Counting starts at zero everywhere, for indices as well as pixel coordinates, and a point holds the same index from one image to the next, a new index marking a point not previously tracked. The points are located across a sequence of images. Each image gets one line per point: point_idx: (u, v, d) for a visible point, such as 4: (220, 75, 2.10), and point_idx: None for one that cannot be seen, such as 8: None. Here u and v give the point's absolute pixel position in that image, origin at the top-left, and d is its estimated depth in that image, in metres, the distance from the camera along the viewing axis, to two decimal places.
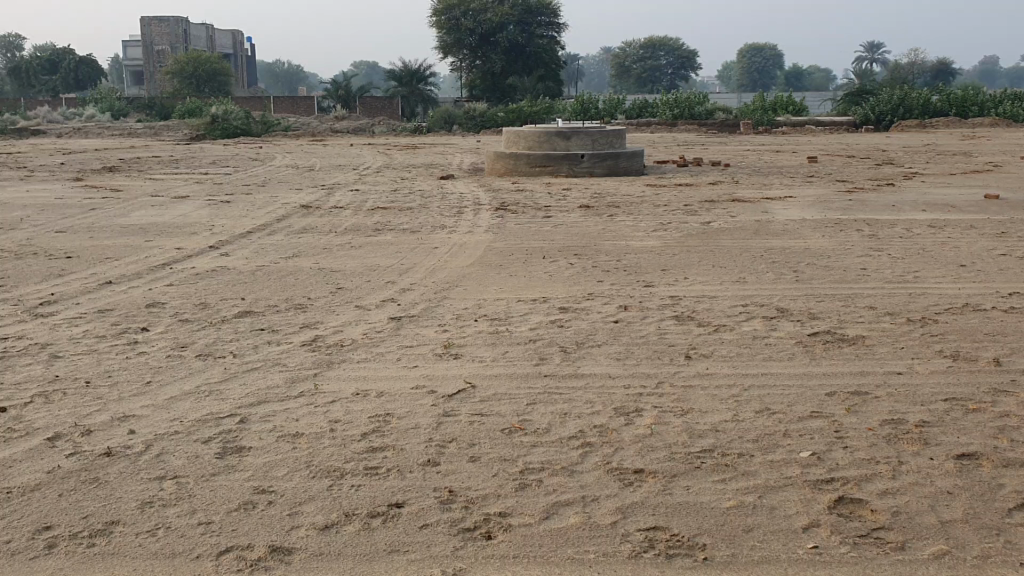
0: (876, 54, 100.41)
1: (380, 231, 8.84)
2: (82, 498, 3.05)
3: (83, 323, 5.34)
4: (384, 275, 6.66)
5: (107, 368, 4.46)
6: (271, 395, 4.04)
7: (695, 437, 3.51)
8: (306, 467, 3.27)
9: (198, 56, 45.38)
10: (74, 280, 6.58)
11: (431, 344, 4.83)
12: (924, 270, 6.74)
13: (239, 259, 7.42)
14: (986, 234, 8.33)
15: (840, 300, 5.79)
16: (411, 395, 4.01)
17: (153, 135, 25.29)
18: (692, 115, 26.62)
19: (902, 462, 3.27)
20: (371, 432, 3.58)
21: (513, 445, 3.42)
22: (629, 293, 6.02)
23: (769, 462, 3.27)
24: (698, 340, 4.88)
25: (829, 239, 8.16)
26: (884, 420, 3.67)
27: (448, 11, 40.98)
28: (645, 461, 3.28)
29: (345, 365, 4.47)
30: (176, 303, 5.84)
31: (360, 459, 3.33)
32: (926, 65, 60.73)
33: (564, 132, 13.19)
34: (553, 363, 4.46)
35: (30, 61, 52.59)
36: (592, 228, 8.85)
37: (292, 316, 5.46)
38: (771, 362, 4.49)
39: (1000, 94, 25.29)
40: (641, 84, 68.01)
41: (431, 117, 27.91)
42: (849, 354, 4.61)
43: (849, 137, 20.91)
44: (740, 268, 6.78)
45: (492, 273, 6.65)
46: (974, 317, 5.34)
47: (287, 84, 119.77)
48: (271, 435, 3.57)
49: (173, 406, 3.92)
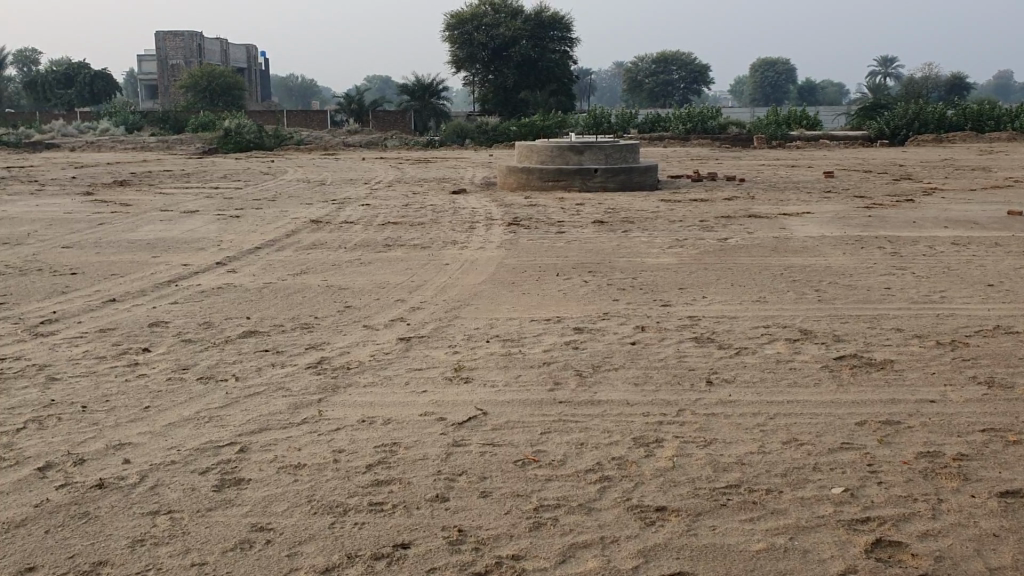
0: (892, 69, 101.11)
1: (390, 246, 8.69)
2: (70, 534, 2.88)
3: (83, 343, 5.19)
4: (393, 293, 6.51)
5: (105, 392, 4.29)
6: (273, 422, 3.86)
7: (719, 471, 3.31)
8: (307, 502, 3.09)
9: (211, 71, 45.58)
10: (78, 297, 6.43)
11: (441, 366, 4.65)
12: (951, 290, 6.52)
13: (246, 275, 7.28)
14: (1012, 253, 8.11)
15: (865, 322, 5.59)
16: (419, 422, 3.83)
17: (165, 149, 25.27)
18: (705, 129, 26.40)
19: (942, 500, 3.07)
20: (377, 463, 3.40)
21: (527, 479, 3.24)
22: (645, 313, 5.83)
23: (800, 500, 3.08)
24: (719, 364, 4.68)
25: (851, 257, 7.95)
26: (920, 453, 3.47)
27: (460, 26, 40.95)
28: (667, 498, 3.09)
29: (351, 389, 4.29)
30: (180, 321, 5.69)
31: (364, 493, 3.15)
32: (941, 79, 60.38)
33: (577, 146, 13.03)
34: (568, 388, 4.27)
35: (46, 75, 52.93)
36: (606, 245, 8.64)
37: (299, 336, 5.29)
38: (797, 388, 4.28)
39: (1017, 108, 24.96)
40: (654, 98, 67.90)
41: (443, 130, 27.83)
42: (877, 380, 4.40)
43: (865, 153, 20.67)
44: (760, 288, 6.58)
45: (504, 292, 6.48)
46: (1006, 340, 5.13)
47: (301, 99, 119.90)
48: (272, 466, 3.39)
49: (171, 434, 3.75)
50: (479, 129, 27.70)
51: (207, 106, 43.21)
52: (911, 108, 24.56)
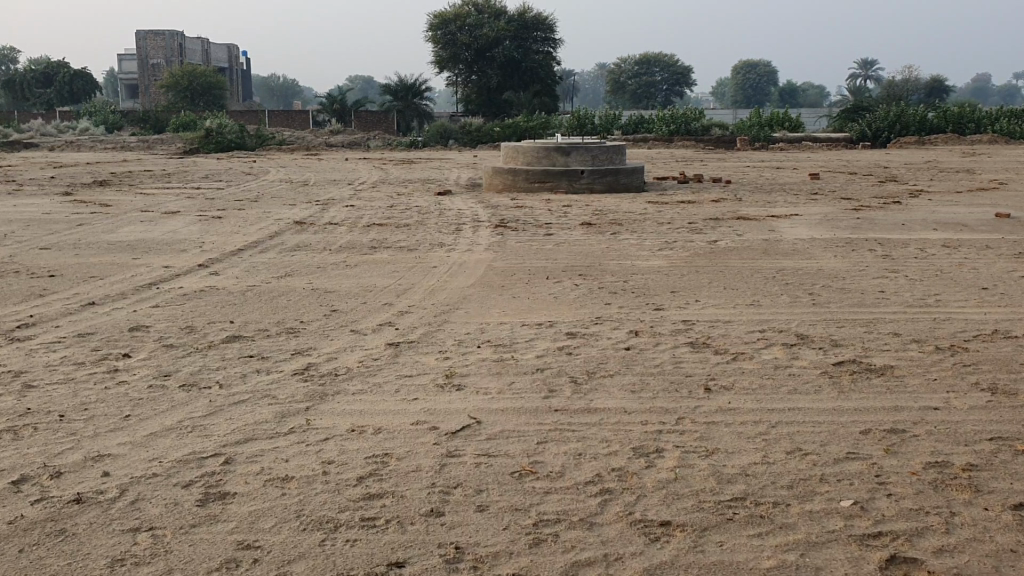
0: (871, 70, 101.94)
1: (376, 248, 8.54)
2: (45, 554, 2.74)
3: (61, 348, 5.03)
4: (381, 296, 6.37)
5: (83, 400, 4.13)
6: (259, 431, 3.72)
7: (724, 483, 3.20)
8: (296, 518, 2.95)
9: (192, 71, 45.24)
10: (56, 300, 6.26)
11: (432, 373, 4.52)
12: (945, 293, 6.45)
13: (229, 278, 7.12)
14: (1003, 255, 8.05)
15: (862, 326, 5.49)
16: (411, 432, 3.70)
17: (144, 149, 24.99)
18: (688, 131, 26.35)
19: (956, 513, 2.98)
20: (368, 476, 3.27)
21: (524, 492, 3.12)
22: (639, 317, 5.72)
23: (809, 513, 2.98)
24: (717, 369, 4.57)
25: (843, 259, 7.89)
26: (928, 463, 3.38)
27: (443, 27, 40.82)
28: (672, 512, 2.97)
29: (339, 397, 4.16)
30: (161, 325, 5.53)
31: (356, 508, 3.02)
32: (921, 82, 60.80)
33: (563, 147, 12.91)
34: (563, 396, 4.15)
35: (25, 74, 52.40)
36: (595, 247, 8.54)
37: (284, 341, 5.14)
38: (798, 395, 4.18)
39: (997, 110, 25.09)
40: (636, 99, 67.88)
41: (427, 130, 27.65)
42: (879, 387, 4.30)
43: (850, 153, 20.68)
44: (754, 291, 6.48)
45: (495, 295, 6.35)
46: (1005, 345, 5.05)
47: (284, 99, 119.25)
48: (259, 479, 3.26)
49: (153, 444, 3.60)
50: (464, 130, 27.54)
51: (188, 106, 42.88)
52: (892, 110, 24.65)
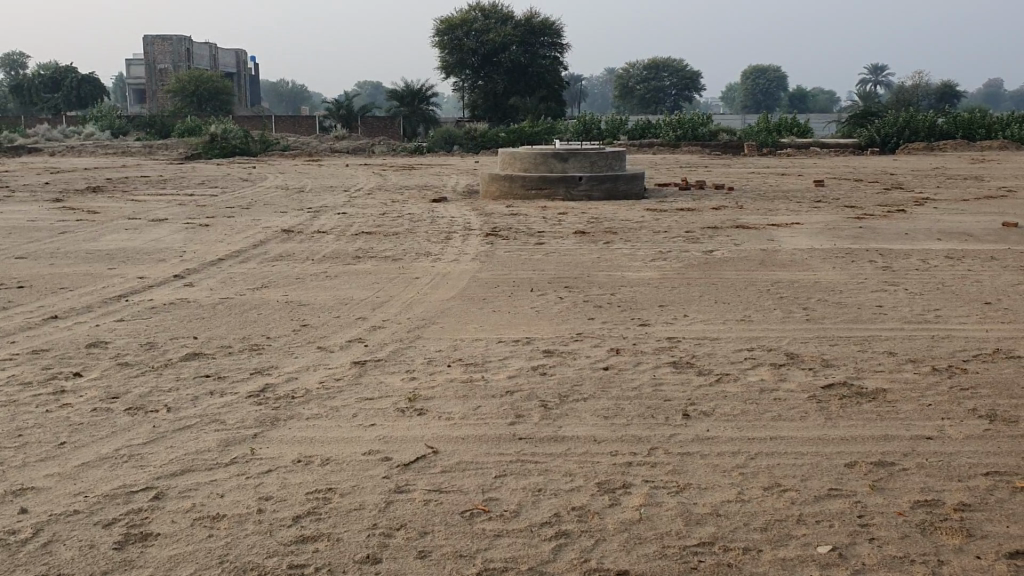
0: (880, 75, 101.19)
1: (360, 258, 8.30)
2: None
3: (11, 366, 4.79)
4: (356, 310, 6.13)
5: (20, 426, 3.88)
6: (198, 462, 3.46)
7: (692, 524, 2.94)
8: (219, 564, 2.70)
9: (198, 75, 45.02)
10: (18, 314, 6.02)
11: (394, 396, 4.26)
12: (946, 308, 6.17)
13: (202, 290, 6.86)
14: (1010, 267, 7.74)
15: (856, 344, 5.21)
16: (361, 464, 3.44)
17: (146, 154, 24.83)
18: (696, 136, 26.02)
19: (944, 562, 2.71)
20: (306, 514, 3.01)
21: (472, 535, 2.86)
22: (622, 334, 5.45)
23: (782, 561, 2.72)
24: (697, 393, 4.29)
25: (841, 271, 7.60)
26: (916, 502, 3.10)
27: (450, 32, 40.60)
28: (631, 560, 2.72)
29: (292, 422, 3.89)
30: (121, 342, 5.28)
31: (286, 554, 2.76)
32: (932, 88, 60.23)
33: (561, 154, 12.62)
34: (530, 422, 3.88)
35: (32, 79, 52.47)
36: (587, 257, 8.26)
37: (245, 360, 4.89)
38: (780, 423, 3.90)
39: (1008, 117, 24.68)
40: (645, 105, 67.57)
41: (431, 135, 27.35)
42: (869, 414, 4.01)
43: (856, 160, 20.35)
44: (746, 305, 6.20)
45: (474, 309, 6.10)
46: (1007, 366, 4.77)
47: (293, 103, 119.60)
48: (186, 518, 2.99)
49: (83, 476, 3.35)
50: (468, 136, 27.23)
51: (195, 112, 42.81)
52: (901, 116, 24.25)
